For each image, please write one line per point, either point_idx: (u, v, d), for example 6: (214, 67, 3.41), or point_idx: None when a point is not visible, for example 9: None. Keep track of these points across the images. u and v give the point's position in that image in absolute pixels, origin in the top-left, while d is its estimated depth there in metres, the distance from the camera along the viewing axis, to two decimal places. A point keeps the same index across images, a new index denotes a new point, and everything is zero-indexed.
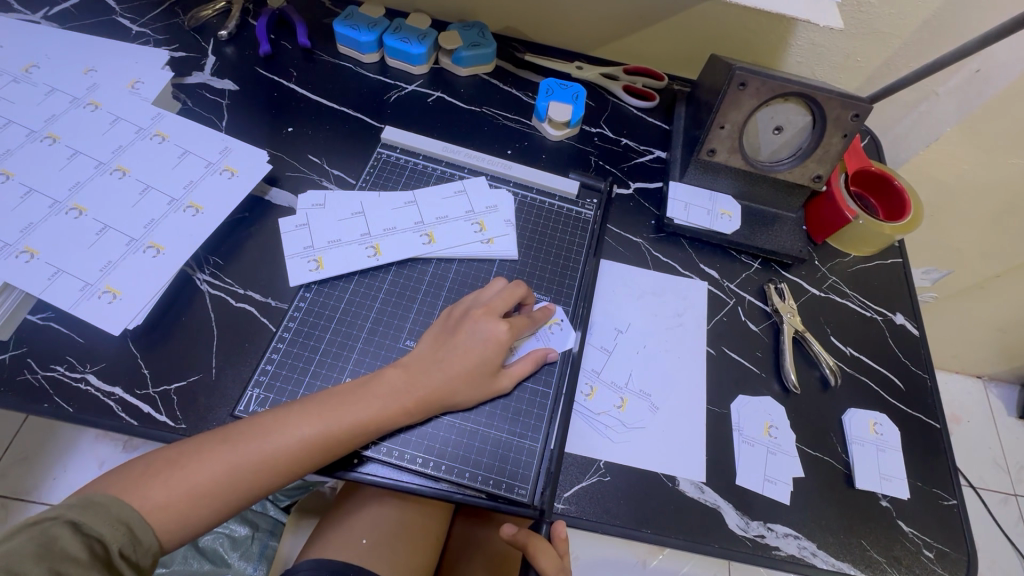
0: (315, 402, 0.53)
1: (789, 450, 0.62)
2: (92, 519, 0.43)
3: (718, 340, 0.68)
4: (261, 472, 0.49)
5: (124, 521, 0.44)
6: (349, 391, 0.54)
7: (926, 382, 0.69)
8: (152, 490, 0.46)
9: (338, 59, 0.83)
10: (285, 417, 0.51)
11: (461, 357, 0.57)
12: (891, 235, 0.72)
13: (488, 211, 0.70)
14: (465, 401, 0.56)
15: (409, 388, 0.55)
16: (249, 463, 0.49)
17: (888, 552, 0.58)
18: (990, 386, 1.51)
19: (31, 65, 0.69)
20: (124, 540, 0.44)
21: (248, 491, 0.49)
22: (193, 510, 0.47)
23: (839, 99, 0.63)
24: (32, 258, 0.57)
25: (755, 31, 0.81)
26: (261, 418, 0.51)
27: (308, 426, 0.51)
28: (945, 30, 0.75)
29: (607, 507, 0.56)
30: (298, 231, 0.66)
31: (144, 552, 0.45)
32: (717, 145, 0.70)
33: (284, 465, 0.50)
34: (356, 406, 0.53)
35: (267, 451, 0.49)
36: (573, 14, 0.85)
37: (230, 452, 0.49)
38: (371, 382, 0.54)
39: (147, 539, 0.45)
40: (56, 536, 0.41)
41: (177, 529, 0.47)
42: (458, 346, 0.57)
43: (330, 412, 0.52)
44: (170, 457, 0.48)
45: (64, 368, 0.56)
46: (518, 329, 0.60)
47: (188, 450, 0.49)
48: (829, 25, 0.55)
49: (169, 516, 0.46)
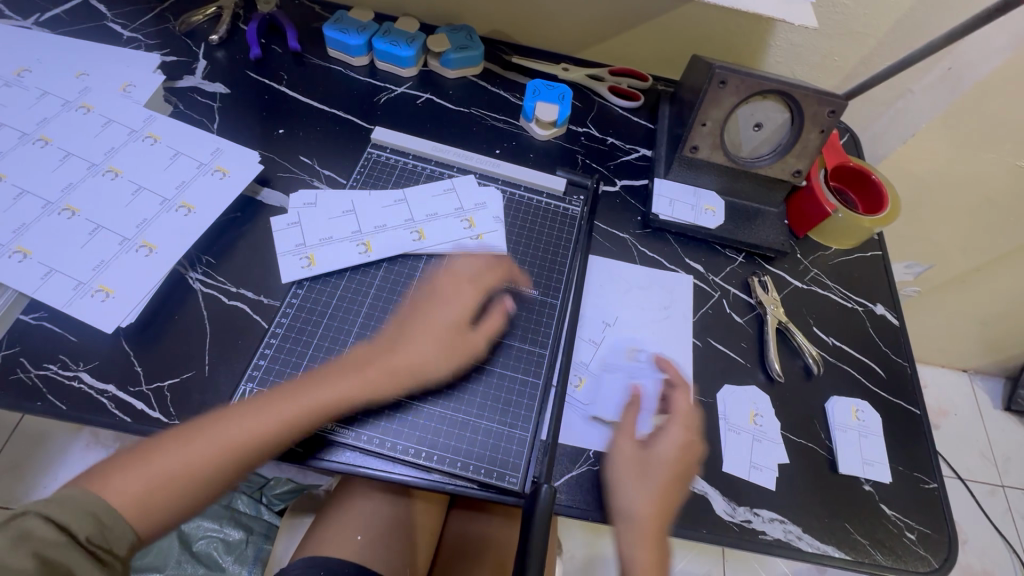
0: (272, 394, 0.55)
1: (774, 436, 0.63)
2: (57, 510, 0.43)
3: (704, 332, 0.69)
4: (235, 451, 0.51)
5: (97, 514, 0.44)
6: (312, 376, 0.57)
7: (906, 369, 0.71)
8: (130, 479, 0.47)
9: (328, 62, 0.85)
10: (246, 404, 0.54)
11: (434, 320, 0.62)
12: (870, 228, 0.74)
13: (477, 208, 0.71)
14: (438, 369, 0.60)
15: (374, 362, 0.58)
16: (214, 445, 0.51)
17: (872, 535, 0.59)
18: (975, 379, 1.54)
19: (22, 69, 0.70)
20: (91, 529, 0.43)
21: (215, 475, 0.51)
22: (158, 499, 0.48)
23: (815, 96, 0.65)
24: (26, 258, 0.57)
25: (735, 32, 0.83)
26: (235, 406, 0.54)
27: (267, 414, 0.53)
28: (916, 30, 0.78)
29: (597, 494, 0.58)
30: (291, 230, 0.67)
31: (119, 540, 0.45)
32: (699, 141, 0.72)
33: (247, 443, 0.52)
34: (315, 389, 0.56)
35: (226, 436, 0.51)
36: (558, 17, 0.87)
37: (194, 440, 0.51)
38: (340, 362, 0.58)
39: (120, 530, 0.45)
40: (29, 527, 0.41)
41: (144, 519, 0.47)
42: (428, 310, 0.63)
43: (287, 397, 0.54)
44: (137, 450, 0.50)
45: (57, 367, 0.57)
46: (485, 288, 0.65)
47: (153, 443, 0.50)
48: (803, 24, 0.58)
49: (134, 505, 0.47)
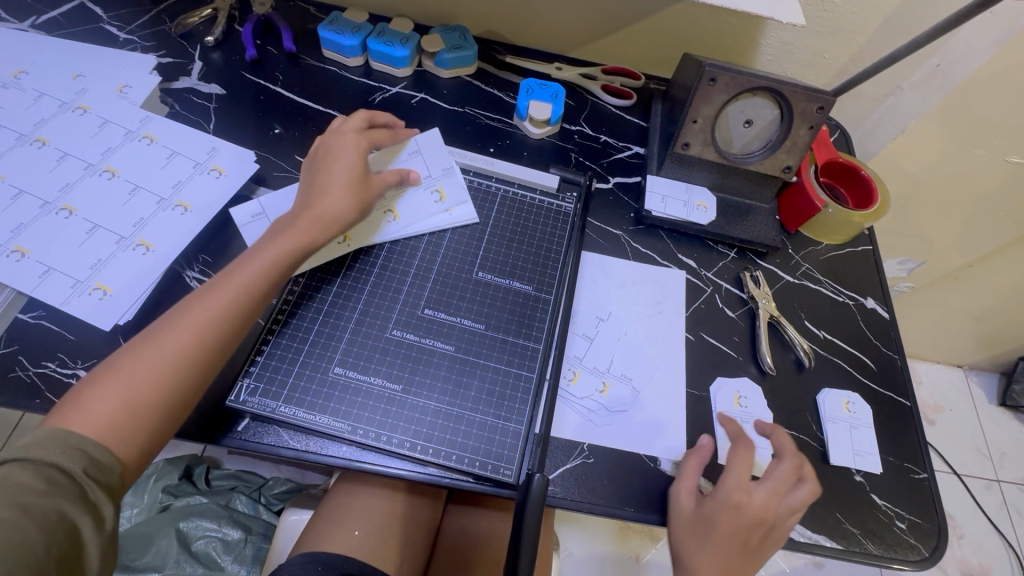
0: (208, 284, 0.56)
1: (762, 416, 0.64)
2: (40, 451, 0.42)
3: (696, 327, 0.70)
4: (187, 354, 0.51)
5: (79, 447, 0.44)
6: (237, 261, 0.58)
7: (896, 361, 0.71)
8: (92, 406, 0.47)
9: (323, 62, 0.85)
10: (195, 300, 0.54)
11: (328, 194, 0.63)
12: (860, 223, 0.75)
13: (445, 177, 0.73)
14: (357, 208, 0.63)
15: (295, 219, 0.61)
16: (174, 347, 0.51)
17: (863, 525, 0.60)
18: (970, 374, 1.55)
19: (19, 71, 0.71)
20: (84, 463, 0.44)
21: (187, 381, 0.51)
22: (135, 409, 0.48)
23: (804, 93, 0.66)
24: (23, 257, 0.58)
25: (726, 30, 0.84)
26: (171, 317, 0.53)
27: (218, 300, 0.54)
28: (904, 27, 0.79)
29: (592, 487, 0.58)
30: (255, 222, 0.67)
31: (109, 473, 0.45)
32: (690, 138, 0.73)
33: (208, 342, 0.52)
34: (239, 270, 0.57)
35: (182, 340, 0.51)
36: (551, 17, 0.88)
37: (154, 349, 0.51)
38: (264, 237, 0.60)
39: (105, 459, 0.45)
40: (7, 475, 0.41)
41: (126, 434, 0.47)
42: (330, 162, 0.65)
43: (220, 282, 0.55)
44: (101, 372, 0.50)
45: (55, 365, 0.57)
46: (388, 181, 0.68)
47: (114, 363, 0.50)
48: (791, 22, 0.59)
49: (110, 419, 0.47)
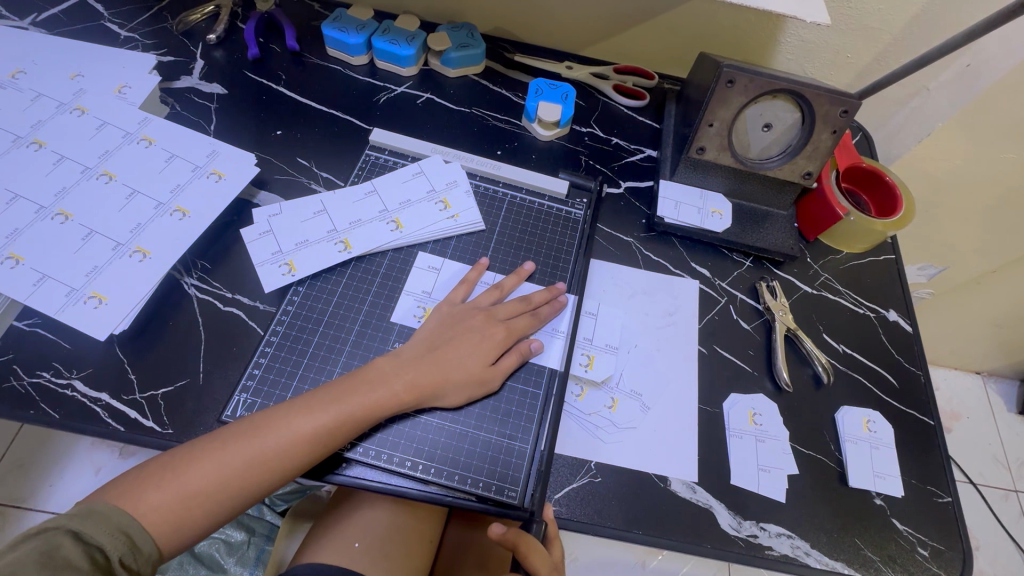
0: (318, 395, 0.53)
1: (776, 434, 0.62)
2: (93, 528, 0.43)
3: (709, 339, 0.67)
4: (253, 472, 0.49)
5: (124, 530, 0.44)
6: (349, 382, 0.54)
7: (919, 378, 0.68)
8: (147, 494, 0.46)
9: (326, 61, 0.83)
10: (276, 415, 0.51)
11: (453, 350, 0.58)
12: (882, 232, 0.72)
13: (449, 188, 0.71)
14: (451, 394, 0.57)
15: (402, 372, 0.55)
16: (238, 461, 0.49)
17: (882, 551, 0.58)
18: (989, 381, 1.51)
19: (17, 71, 0.69)
20: (124, 549, 0.44)
21: (245, 493, 0.49)
22: (190, 507, 0.47)
23: (828, 96, 0.63)
24: (18, 264, 0.57)
25: (744, 27, 0.80)
26: (250, 420, 0.51)
27: (297, 422, 0.51)
28: (935, 24, 0.75)
29: (599, 508, 0.56)
30: (264, 239, 0.65)
31: (144, 560, 0.45)
32: (706, 142, 0.70)
33: (283, 467, 0.50)
34: (361, 394, 0.53)
35: (244, 456, 0.49)
36: (562, 13, 0.84)
37: (224, 455, 0.49)
38: (362, 374, 0.55)
39: (146, 546, 0.45)
40: (57, 545, 0.41)
41: (172, 532, 0.46)
42: (456, 339, 0.59)
43: (335, 403, 0.52)
44: (168, 460, 0.48)
45: (49, 374, 0.56)
46: (516, 332, 0.61)
47: (182, 453, 0.49)
48: (817, 21, 0.55)
49: (163, 516, 0.46)
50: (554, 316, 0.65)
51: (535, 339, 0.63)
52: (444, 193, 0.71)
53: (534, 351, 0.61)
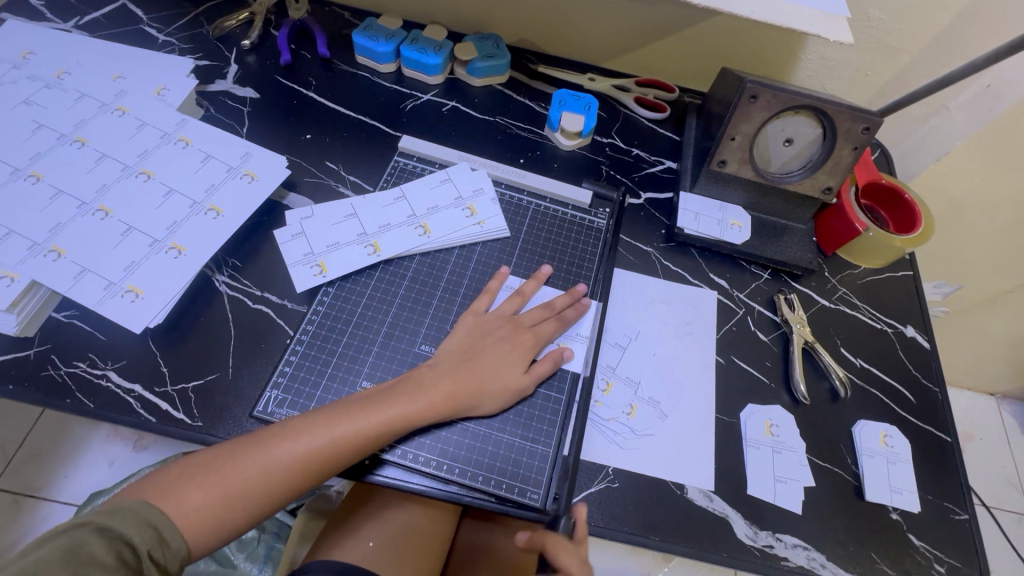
0: (357, 401, 0.54)
1: (794, 447, 0.62)
2: (120, 522, 0.44)
3: (727, 350, 0.68)
4: (291, 475, 0.50)
5: (153, 524, 0.45)
6: (389, 390, 0.55)
7: (937, 395, 0.68)
8: (189, 493, 0.47)
9: (355, 68, 0.86)
10: (314, 420, 0.52)
11: (484, 360, 0.59)
12: (901, 248, 0.72)
13: (475, 195, 0.73)
14: (483, 404, 0.58)
15: (437, 380, 0.57)
16: (281, 463, 0.50)
17: (898, 565, 0.58)
18: (1003, 403, 1.50)
19: (62, 71, 0.72)
20: (152, 542, 0.45)
21: (281, 493, 0.50)
22: (229, 508, 0.48)
23: (849, 113, 0.64)
24: (59, 257, 0.58)
25: (765, 44, 0.82)
26: (290, 422, 0.52)
27: (336, 429, 0.52)
28: (955, 45, 0.76)
29: (615, 512, 0.57)
30: (295, 241, 0.66)
31: (171, 555, 0.46)
32: (727, 156, 0.71)
33: (321, 470, 0.51)
34: (400, 402, 0.54)
35: (286, 458, 0.50)
36: (586, 26, 0.86)
37: (265, 458, 0.50)
38: (401, 382, 0.56)
39: (174, 542, 0.46)
40: (83, 541, 0.42)
41: (212, 531, 0.48)
42: (486, 349, 0.60)
43: (374, 410, 0.53)
44: (210, 460, 0.49)
45: (85, 365, 0.57)
46: (542, 338, 0.63)
47: (223, 454, 0.50)
48: (840, 39, 0.56)
49: (205, 515, 0.47)
50: (577, 318, 0.66)
51: (565, 347, 0.64)
52: (470, 200, 0.72)
53: (566, 359, 0.63)
